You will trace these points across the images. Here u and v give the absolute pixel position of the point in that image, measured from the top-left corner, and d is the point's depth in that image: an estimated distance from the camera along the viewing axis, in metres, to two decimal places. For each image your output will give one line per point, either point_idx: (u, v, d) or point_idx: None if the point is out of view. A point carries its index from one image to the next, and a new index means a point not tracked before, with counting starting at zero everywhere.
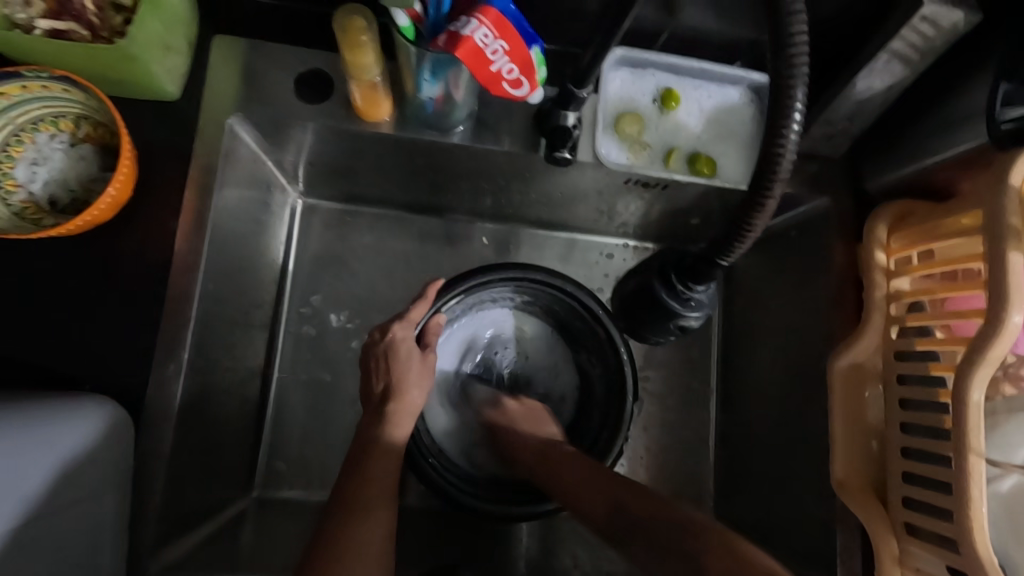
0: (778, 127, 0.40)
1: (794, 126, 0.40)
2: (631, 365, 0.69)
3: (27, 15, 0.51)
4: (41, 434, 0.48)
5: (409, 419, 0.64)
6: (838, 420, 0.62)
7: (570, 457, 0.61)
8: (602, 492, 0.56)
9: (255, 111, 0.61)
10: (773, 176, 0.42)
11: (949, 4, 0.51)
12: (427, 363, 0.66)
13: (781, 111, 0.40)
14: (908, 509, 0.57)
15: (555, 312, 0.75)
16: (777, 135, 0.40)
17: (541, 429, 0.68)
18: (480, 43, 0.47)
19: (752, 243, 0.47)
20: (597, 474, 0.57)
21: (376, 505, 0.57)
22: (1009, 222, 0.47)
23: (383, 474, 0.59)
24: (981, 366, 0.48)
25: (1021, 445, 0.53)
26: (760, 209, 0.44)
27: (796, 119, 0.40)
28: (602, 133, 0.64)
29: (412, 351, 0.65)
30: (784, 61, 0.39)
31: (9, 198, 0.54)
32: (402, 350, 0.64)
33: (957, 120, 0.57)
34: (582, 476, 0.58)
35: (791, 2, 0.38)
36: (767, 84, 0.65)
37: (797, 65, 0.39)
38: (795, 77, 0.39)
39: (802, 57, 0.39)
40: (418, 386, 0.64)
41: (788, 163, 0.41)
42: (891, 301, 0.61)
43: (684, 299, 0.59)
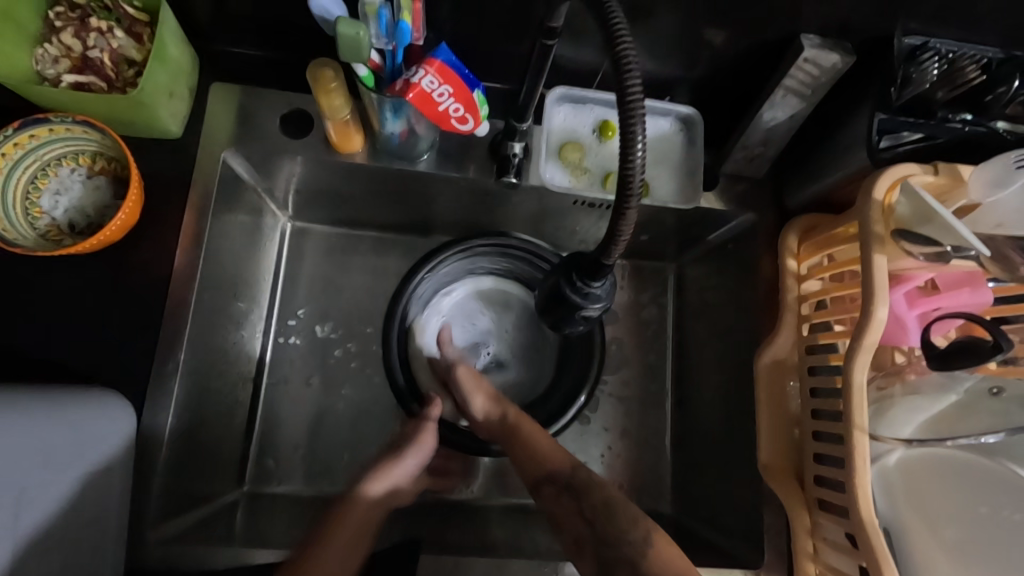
0: (625, 145, 0.41)
1: (638, 146, 0.42)
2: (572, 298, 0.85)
3: (55, 70, 0.62)
4: (60, 422, 0.56)
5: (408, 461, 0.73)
6: (762, 409, 0.69)
7: (534, 433, 0.71)
8: (549, 461, 0.68)
9: (249, 146, 0.72)
10: (630, 190, 0.42)
11: (826, 48, 0.61)
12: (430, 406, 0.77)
13: (626, 153, 0.42)
14: (819, 487, 0.64)
15: (498, 267, 0.87)
16: (626, 160, 0.42)
17: (475, 395, 0.75)
18: (428, 88, 0.57)
19: (633, 228, 0.43)
20: (550, 453, 0.69)
21: (362, 507, 0.67)
22: (874, 229, 0.56)
23: (369, 502, 0.69)
24: (858, 354, 0.56)
25: (908, 423, 0.60)
26: (624, 218, 0.43)
27: (639, 140, 0.42)
28: (546, 161, 0.73)
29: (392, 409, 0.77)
30: (624, 107, 0.42)
31: (36, 223, 0.64)
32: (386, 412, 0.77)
33: (848, 144, 0.66)
34: (545, 450, 0.69)
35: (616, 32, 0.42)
36: (694, 115, 0.75)
37: (631, 90, 0.42)
38: (635, 121, 0.42)
39: (635, 83, 0.42)
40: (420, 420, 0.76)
41: (640, 173, 0.42)
42: (802, 302, 0.69)
43: (584, 293, 0.49)
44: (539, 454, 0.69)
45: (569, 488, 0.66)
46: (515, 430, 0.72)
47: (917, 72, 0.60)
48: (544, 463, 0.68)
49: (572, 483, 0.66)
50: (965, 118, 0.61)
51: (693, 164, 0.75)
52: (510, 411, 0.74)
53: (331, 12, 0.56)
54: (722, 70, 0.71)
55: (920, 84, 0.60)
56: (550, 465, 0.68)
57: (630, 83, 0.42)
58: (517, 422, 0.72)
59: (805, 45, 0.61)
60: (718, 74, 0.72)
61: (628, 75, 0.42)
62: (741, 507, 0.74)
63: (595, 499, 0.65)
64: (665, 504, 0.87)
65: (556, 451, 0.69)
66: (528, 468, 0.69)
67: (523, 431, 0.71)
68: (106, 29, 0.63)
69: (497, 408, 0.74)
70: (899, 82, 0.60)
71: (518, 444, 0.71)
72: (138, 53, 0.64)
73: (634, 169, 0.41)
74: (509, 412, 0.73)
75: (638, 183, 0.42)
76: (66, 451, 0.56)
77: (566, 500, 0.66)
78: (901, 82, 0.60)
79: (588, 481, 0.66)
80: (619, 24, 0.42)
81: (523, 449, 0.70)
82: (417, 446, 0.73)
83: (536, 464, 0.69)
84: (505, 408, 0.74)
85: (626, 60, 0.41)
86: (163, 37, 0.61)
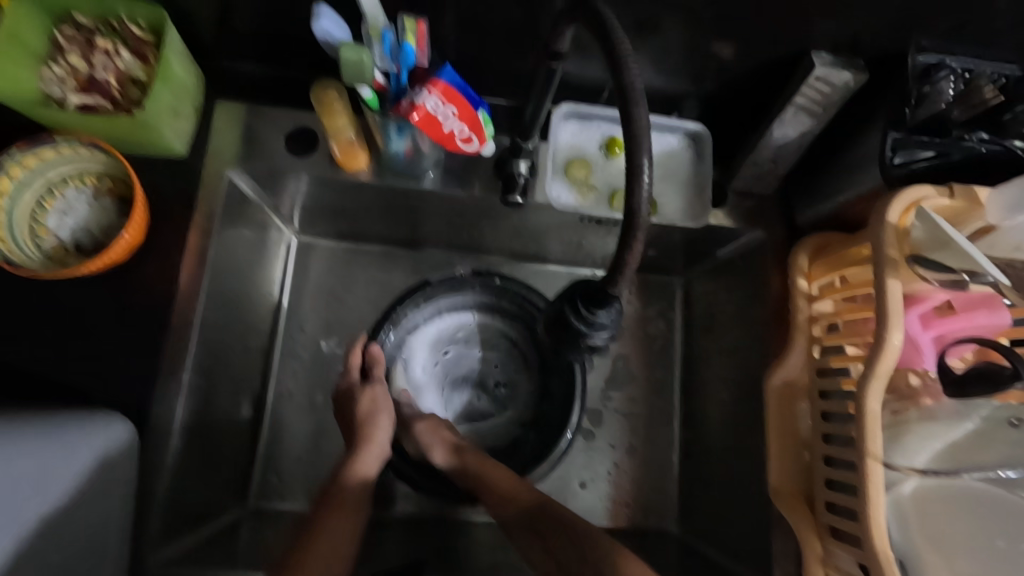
0: (631, 177, 0.41)
1: (645, 176, 0.41)
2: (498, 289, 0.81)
3: (61, 91, 0.62)
4: (54, 446, 0.55)
5: (375, 457, 0.72)
6: (772, 433, 0.67)
7: (501, 475, 0.70)
8: (514, 499, 0.68)
9: (253, 163, 0.71)
10: (636, 220, 0.41)
11: (838, 66, 0.60)
12: (376, 394, 0.75)
13: (631, 184, 0.41)
14: (831, 514, 0.62)
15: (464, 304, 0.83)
16: (633, 191, 0.41)
17: (435, 438, 0.75)
18: (433, 109, 0.56)
19: (639, 256, 0.42)
20: (512, 490, 0.69)
21: (351, 493, 0.68)
22: (888, 253, 0.55)
23: (358, 485, 0.69)
24: (871, 380, 0.54)
25: (921, 450, 0.58)
26: (631, 249, 0.42)
27: (646, 171, 0.41)
28: (552, 178, 0.72)
29: (374, 399, 0.74)
30: (629, 137, 0.41)
31: (42, 243, 0.64)
32: (364, 401, 0.74)
33: (860, 162, 0.65)
34: (507, 488, 0.69)
35: (622, 62, 0.41)
36: (702, 131, 0.74)
37: (637, 118, 0.41)
38: (641, 150, 0.41)
39: (640, 113, 0.41)
40: (378, 412, 0.74)
41: (645, 197, 0.41)
42: (813, 322, 0.68)
43: (588, 321, 0.47)
44: (500, 491, 0.69)
45: (539, 518, 0.67)
46: (476, 473, 0.71)
47: (932, 89, 0.58)
48: (512, 500, 0.68)
49: (538, 521, 0.66)
50: (981, 136, 0.59)
51: (701, 180, 0.74)
52: (471, 458, 0.72)
53: (335, 36, 0.56)
54: (731, 86, 0.70)
55: (937, 103, 0.58)
56: (516, 500, 0.68)
57: (636, 114, 0.41)
58: (476, 465, 0.71)
59: (816, 63, 0.60)
60: (727, 89, 0.70)
61: (636, 109, 0.41)
62: (749, 530, 0.72)
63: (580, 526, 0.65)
64: (672, 524, 0.86)
65: (518, 486, 0.69)
66: (495, 510, 0.69)
67: (474, 473, 0.71)
68: (112, 49, 0.63)
69: (458, 456, 0.73)
70: (914, 100, 0.58)
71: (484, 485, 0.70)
72: (143, 72, 0.64)
73: (640, 203, 0.41)
74: (471, 457, 0.72)
75: (644, 210, 0.41)
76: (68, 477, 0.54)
77: (535, 540, 0.66)
78: (915, 101, 0.58)
79: (563, 522, 0.66)
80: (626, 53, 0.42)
81: (486, 487, 0.70)
82: (366, 443, 0.71)
83: (500, 503, 0.68)
84: (464, 456, 0.73)
85: (633, 91, 0.41)
86: (168, 56, 0.61)
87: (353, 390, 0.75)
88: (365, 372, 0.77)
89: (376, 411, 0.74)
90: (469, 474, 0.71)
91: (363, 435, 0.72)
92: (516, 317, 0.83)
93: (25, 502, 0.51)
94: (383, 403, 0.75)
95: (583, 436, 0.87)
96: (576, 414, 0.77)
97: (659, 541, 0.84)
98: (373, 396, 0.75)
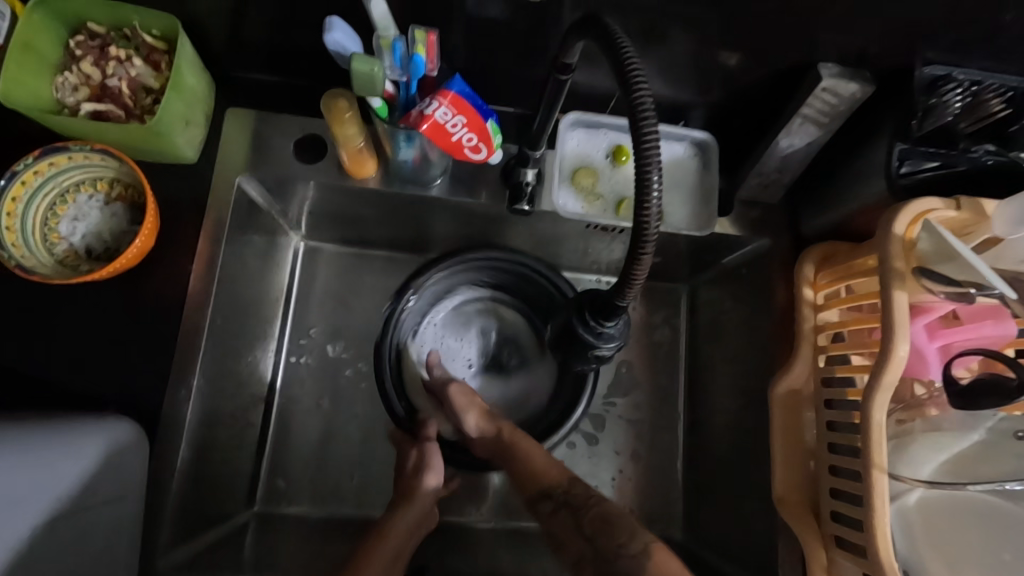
0: (642, 191, 0.42)
1: (655, 190, 0.42)
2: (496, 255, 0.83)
3: (74, 99, 0.63)
4: (67, 451, 0.55)
5: (431, 487, 0.72)
6: (777, 442, 0.68)
7: (529, 445, 0.70)
8: (550, 470, 0.67)
9: (263, 170, 0.72)
10: (644, 234, 0.42)
11: (845, 78, 0.61)
12: (424, 450, 0.74)
13: (642, 197, 0.42)
14: (836, 523, 0.62)
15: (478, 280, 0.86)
16: (642, 206, 0.42)
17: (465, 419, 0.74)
18: (442, 119, 0.57)
19: (648, 269, 0.43)
20: (544, 467, 0.67)
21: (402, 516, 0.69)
22: (895, 265, 0.55)
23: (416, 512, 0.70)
24: (878, 392, 0.55)
25: (926, 461, 0.59)
26: (638, 263, 0.44)
27: (656, 185, 0.42)
28: (559, 186, 0.72)
29: (421, 456, 0.74)
30: (640, 154, 0.42)
31: (54, 248, 0.65)
32: (413, 458, 0.74)
33: (865, 173, 0.65)
34: (540, 462, 0.68)
35: (634, 80, 0.42)
36: (709, 140, 0.74)
37: (647, 137, 0.42)
38: (651, 166, 0.42)
39: (651, 132, 0.42)
40: (428, 467, 0.73)
41: (655, 209, 0.42)
42: (818, 332, 0.68)
43: (597, 332, 0.50)
44: (531, 466, 0.68)
45: (566, 503, 0.65)
46: (509, 446, 0.71)
47: (938, 102, 0.58)
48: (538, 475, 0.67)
49: (569, 498, 0.65)
50: (987, 148, 0.60)
51: (708, 189, 0.74)
52: (505, 426, 0.73)
53: (347, 48, 0.57)
54: (738, 96, 0.70)
55: (942, 116, 0.59)
56: (544, 477, 0.67)
57: (647, 130, 0.42)
58: (513, 436, 0.71)
59: (823, 74, 0.61)
60: (734, 99, 0.71)
61: (645, 126, 0.42)
62: (754, 538, 0.73)
63: (592, 513, 0.62)
64: (676, 530, 0.86)
65: (550, 465, 0.68)
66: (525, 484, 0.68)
67: (520, 450, 0.70)
68: (124, 58, 0.63)
69: (492, 424, 0.74)
70: (919, 113, 0.59)
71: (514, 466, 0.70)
72: (156, 81, 0.64)
73: (650, 216, 0.42)
74: (504, 429, 0.72)
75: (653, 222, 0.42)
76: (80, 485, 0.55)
77: (563, 514, 0.64)
78: (921, 113, 0.59)
79: (587, 497, 0.64)
80: (638, 73, 0.42)
81: (520, 465, 0.69)
82: (426, 469, 0.73)
83: (531, 480, 0.67)
84: (498, 424, 0.73)
85: (644, 108, 0.42)
86: (180, 66, 0.62)
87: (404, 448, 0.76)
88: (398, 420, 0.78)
89: (425, 459, 0.74)
90: (504, 445, 0.71)
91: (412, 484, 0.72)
92: (511, 288, 0.86)
93: (34, 505, 0.51)
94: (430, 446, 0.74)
95: (587, 442, 0.87)
96: (583, 402, 0.81)
97: None
98: (421, 451, 0.75)
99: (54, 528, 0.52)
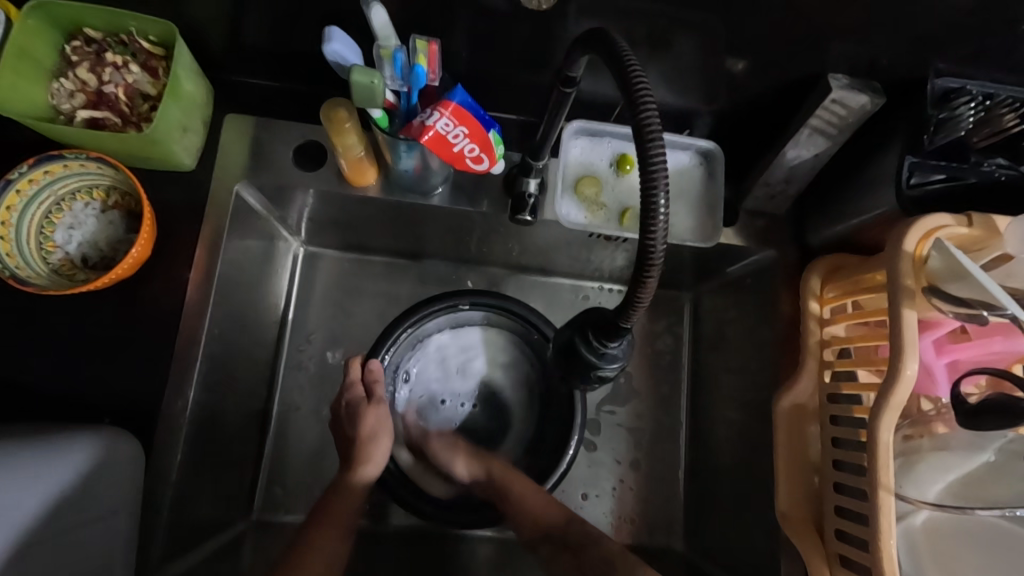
0: (648, 217, 0.41)
1: (662, 213, 0.41)
2: (445, 300, 0.78)
3: (70, 105, 0.62)
4: (54, 462, 0.56)
5: (379, 454, 0.72)
6: (781, 457, 0.67)
7: (527, 487, 0.72)
8: (549, 515, 0.71)
9: (260, 178, 0.71)
10: (650, 259, 0.42)
11: (854, 90, 0.60)
12: (380, 411, 0.73)
13: (649, 218, 0.41)
14: (840, 542, 0.61)
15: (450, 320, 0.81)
16: (648, 233, 0.41)
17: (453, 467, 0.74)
18: (442, 130, 0.56)
19: (653, 290, 0.43)
20: (546, 508, 0.71)
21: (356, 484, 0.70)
22: (904, 282, 0.54)
23: (363, 479, 0.71)
24: (885, 411, 0.53)
25: (933, 482, 0.58)
26: (644, 286, 0.43)
27: (662, 210, 0.41)
28: (562, 196, 0.71)
29: (377, 417, 0.73)
30: (647, 179, 0.41)
31: (49, 257, 0.64)
32: (369, 418, 0.72)
33: (874, 185, 0.64)
34: (540, 505, 0.71)
35: (641, 98, 0.41)
36: (714, 149, 0.73)
37: (656, 161, 0.41)
38: (658, 186, 0.41)
39: (659, 157, 0.41)
40: (380, 433, 0.72)
41: (662, 231, 0.41)
42: (824, 347, 0.67)
43: (600, 353, 0.50)
44: (534, 510, 0.71)
45: (566, 543, 0.70)
46: (502, 487, 0.72)
47: (949, 116, 0.57)
48: (540, 521, 0.71)
49: (569, 539, 0.70)
50: (998, 162, 0.59)
51: (713, 198, 0.73)
52: (495, 467, 0.74)
53: (346, 59, 0.56)
54: (744, 107, 0.69)
55: (955, 130, 0.57)
56: (548, 517, 0.71)
57: (654, 151, 0.41)
58: (504, 477, 0.73)
59: (832, 86, 0.60)
60: (742, 108, 0.70)
61: (652, 147, 0.41)
62: (754, 552, 0.72)
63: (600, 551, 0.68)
64: (677, 540, 0.85)
65: (548, 505, 0.71)
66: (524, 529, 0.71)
67: (513, 492, 0.72)
68: (121, 64, 0.63)
69: (481, 466, 0.74)
70: (932, 127, 0.57)
71: (512, 502, 0.71)
72: (153, 87, 0.64)
73: (656, 236, 0.41)
74: (494, 470, 0.74)
75: (658, 246, 0.41)
76: (65, 501, 0.56)
77: (566, 556, 0.70)
78: (934, 127, 0.57)
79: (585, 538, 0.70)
80: (646, 95, 0.41)
81: (518, 509, 0.71)
82: (376, 446, 0.71)
83: (531, 523, 0.71)
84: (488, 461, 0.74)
85: (650, 128, 0.41)
86: (178, 73, 0.61)
87: (359, 403, 0.73)
88: (367, 390, 0.75)
89: (377, 433, 0.72)
90: (498, 486, 0.73)
91: (360, 456, 0.71)
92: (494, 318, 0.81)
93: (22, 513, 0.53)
94: (387, 421, 0.73)
95: (587, 449, 0.86)
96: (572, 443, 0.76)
97: (664, 558, 0.83)
98: (378, 415, 0.73)
99: (35, 545, 0.54)
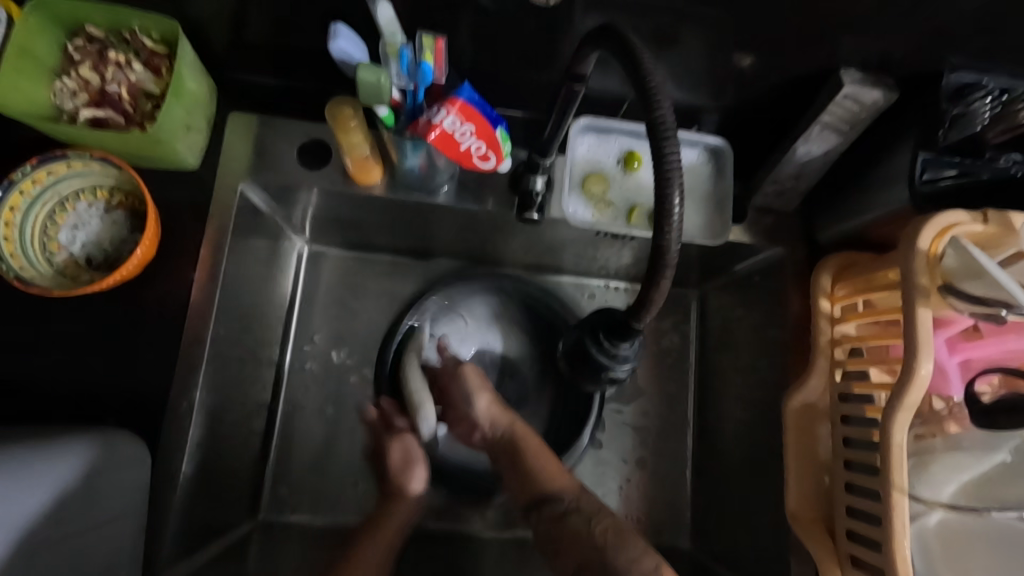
0: (661, 215, 0.41)
1: (676, 211, 0.41)
2: (429, 296, 0.80)
3: (73, 105, 0.62)
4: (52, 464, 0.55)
5: (418, 471, 0.74)
6: (791, 456, 0.66)
7: (537, 449, 0.72)
8: (557, 480, 0.69)
9: (264, 176, 0.70)
10: (664, 259, 0.42)
11: (867, 85, 0.59)
12: (407, 443, 0.75)
13: (662, 217, 0.41)
14: (851, 542, 0.60)
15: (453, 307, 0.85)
16: (662, 231, 0.41)
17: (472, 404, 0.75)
18: (450, 128, 0.55)
19: (666, 288, 0.42)
20: (553, 474, 0.70)
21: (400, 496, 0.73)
22: (918, 281, 0.53)
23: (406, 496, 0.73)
24: (899, 410, 0.53)
25: (947, 482, 0.57)
26: (657, 286, 0.43)
27: (676, 208, 0.41)
28: (569, 193, 0.71)
29: (407, 447, 0.74)
30: (660, 176, 0.41)
31: (53, 258, 0.63)
32: (398, 453, 0.74)
33: (886, 182, 0.63)
34: (551, 471, 0.70)
35: (655, 95, 0.41)
36: (723, 146, 0.72)
37: (669, 158, 0.41)
38: (671, 184, 0.41)
39: (672, 154, 0.41)
40: (414, 461, 0.74)
41: (676, 228, 0.41)
42: (835, 345, 0.66)
43: (611, 354, 0.50)
44: (539, 472, 0.70)
45: (575, 509, 0.67)
46: (517, 442, 0.72)
47: (965, 110, 0.57)
48: (546, 485, 0.69)
49: (578, 506, 0.67)
50: (1014, 158, 0.58)
51: (722, 195, 0.72)
52: (515, 423, 0.74)
53: (352, 56, 0.56)
54: (753, 103, 0.69)
55: (971, 124, 0.58)
56: (550, 485, 0.69)
57: (668, 148, 0.41)
58: (522, 435, 0.73)
59: (846, 80, 0.59)
60: (751, 103, 0.69)
61: (666, 143, 0.41)
62: (763, 552, 0.72)
63: (603, 525, 0.64)
64: (683, 539, 0.84)
65: (558, 471, 0.70)
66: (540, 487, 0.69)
67: (524, 450, 0.71)
68: (124, 62, 0.62)
69: (503, 417, 0.74)
70: (947, 122, 0.57)
71: (519, 464, 0.71)
72: (156, 86, 0.63)
73: (670, 236, 0.41)
74: (513, 424, 0.74)
75: (672, 245, 0.41)
76: (67, 502, 0.55)
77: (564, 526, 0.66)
78: (949, 122, 0.57)
79: (592, 508, 0.66)
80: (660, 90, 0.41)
81: (526, 470, 0.70)
82: (413, 464, 0.74)
83: (537, 483, 0.69)
84: (511, 418, 0.74)
85: (664, 126, 0.41)
86: (182, 71, 0.61)
87: (383, 439, 0.75)
88: (388, 421, 0.77)
89: (410, 459, 0.74)
90: (512, 441, 0.72)
91: (395, 488, 0.73)
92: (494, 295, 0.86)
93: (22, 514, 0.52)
94: (416, 452, 0.75)
95: (593, 449, 0.85)
96: (594, 413, 0.80)
97: (671, 557, 0.83)
98: (405, 445, 0.75)
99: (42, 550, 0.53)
